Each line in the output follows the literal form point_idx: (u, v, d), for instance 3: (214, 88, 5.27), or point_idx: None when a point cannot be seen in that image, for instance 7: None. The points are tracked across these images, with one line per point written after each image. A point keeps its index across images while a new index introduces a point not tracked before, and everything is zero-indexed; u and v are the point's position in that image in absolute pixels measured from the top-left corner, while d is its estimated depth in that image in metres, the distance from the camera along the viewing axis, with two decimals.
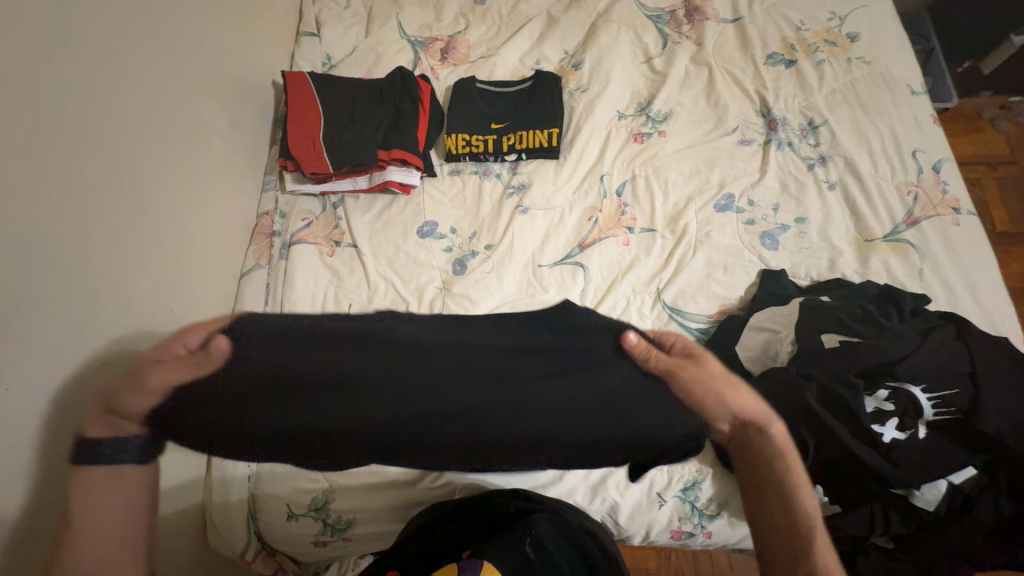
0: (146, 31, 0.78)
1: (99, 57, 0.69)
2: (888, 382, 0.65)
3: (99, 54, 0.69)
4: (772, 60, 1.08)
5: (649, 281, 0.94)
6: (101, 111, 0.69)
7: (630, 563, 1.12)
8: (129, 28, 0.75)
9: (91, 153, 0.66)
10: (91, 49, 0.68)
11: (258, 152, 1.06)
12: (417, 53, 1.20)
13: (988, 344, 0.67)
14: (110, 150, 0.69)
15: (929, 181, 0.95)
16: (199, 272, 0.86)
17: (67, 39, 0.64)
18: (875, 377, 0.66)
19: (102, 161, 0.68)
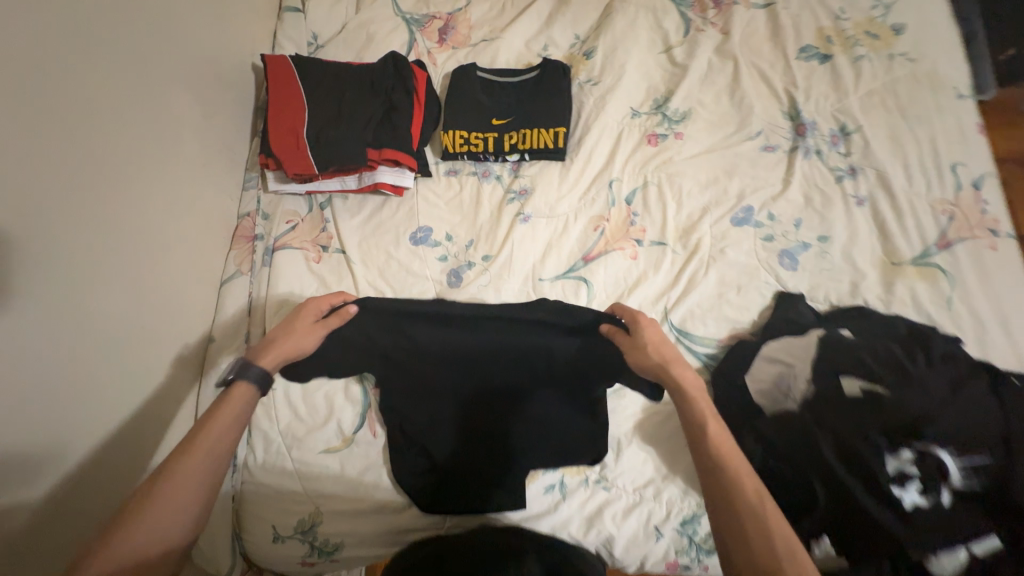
0: (102, 13, 0.68)
1: (53, 52, 0.61)
2: (915, 444, 0.63)
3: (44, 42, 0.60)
4: (805, 54, 0.98)
5: (657, 300, 0.89)
6: (55, 114, 0.61)
7: None
8: (78, 8, 0.65)
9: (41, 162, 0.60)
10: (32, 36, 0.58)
11: (238, 145, 0.98)
12: (413, 33, 1.09)
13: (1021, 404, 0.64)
14: (65, 160, 0.62)
15: (967, 200, 0.87)
16: (172, 285, 0.80)
17: (4, 30, 0.55)
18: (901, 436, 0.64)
19: (53, 171, 0.61)
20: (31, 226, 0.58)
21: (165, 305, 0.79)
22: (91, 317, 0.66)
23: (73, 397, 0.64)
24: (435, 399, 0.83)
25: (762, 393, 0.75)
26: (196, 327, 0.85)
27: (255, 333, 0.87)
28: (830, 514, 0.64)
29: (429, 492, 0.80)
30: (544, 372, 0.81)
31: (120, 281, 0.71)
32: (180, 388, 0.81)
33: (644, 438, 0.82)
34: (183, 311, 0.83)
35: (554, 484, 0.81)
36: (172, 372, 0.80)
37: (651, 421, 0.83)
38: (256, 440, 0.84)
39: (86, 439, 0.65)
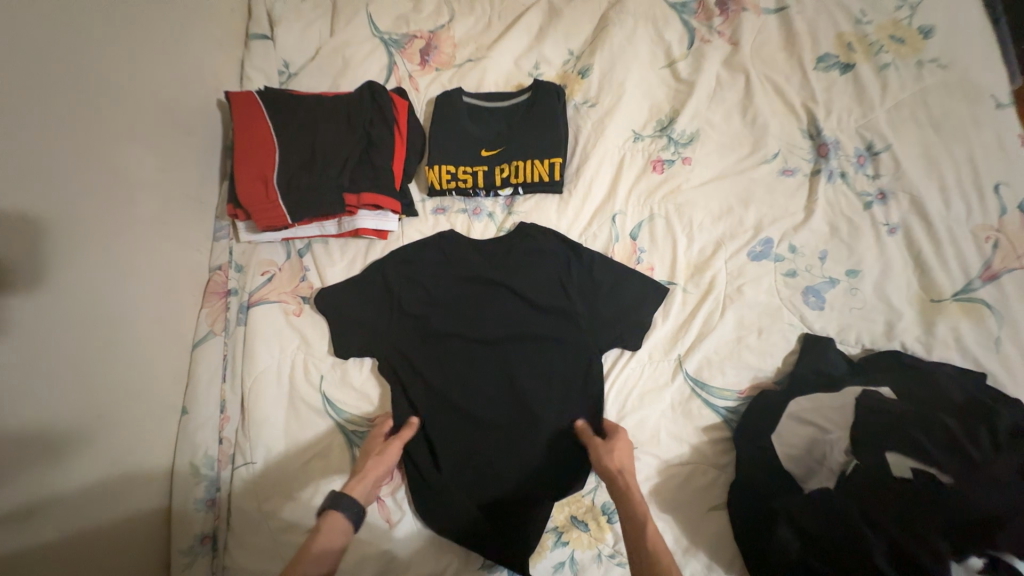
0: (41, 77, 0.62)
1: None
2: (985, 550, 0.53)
3: None
4: (824, 64, 0.88)
5: (670, 348, 0.82)
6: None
7: None
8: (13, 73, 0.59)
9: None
10: None
11: (205, 192, 0.90)
12: (392, 55, 1.00)
13: None
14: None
15: (1014, 225, 0.77)
16: (130, 365, 0.73)
17: None
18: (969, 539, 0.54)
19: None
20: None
21: (129, 384, 0.72)
22: (49, 408, 0.61)
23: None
24: (448, 401, 0.81)
25: (791, 460, 0.68)
26: (165, 401, 0.78)
27: (232, 401, 0.82)
28: None
29: (444, 492, 0.76)
30: (546, 325, 0.83)
31: (32, 411, 0.59)
32: (139, 503, 0.73)
33: (661, 504, 0.75)
34: (147, 391, 0.75)
35: (564, 561, 0.73)
36: (130, 490, 0.71)
37: (667, 486, 0.76)
38: (236, 521, 0.76)
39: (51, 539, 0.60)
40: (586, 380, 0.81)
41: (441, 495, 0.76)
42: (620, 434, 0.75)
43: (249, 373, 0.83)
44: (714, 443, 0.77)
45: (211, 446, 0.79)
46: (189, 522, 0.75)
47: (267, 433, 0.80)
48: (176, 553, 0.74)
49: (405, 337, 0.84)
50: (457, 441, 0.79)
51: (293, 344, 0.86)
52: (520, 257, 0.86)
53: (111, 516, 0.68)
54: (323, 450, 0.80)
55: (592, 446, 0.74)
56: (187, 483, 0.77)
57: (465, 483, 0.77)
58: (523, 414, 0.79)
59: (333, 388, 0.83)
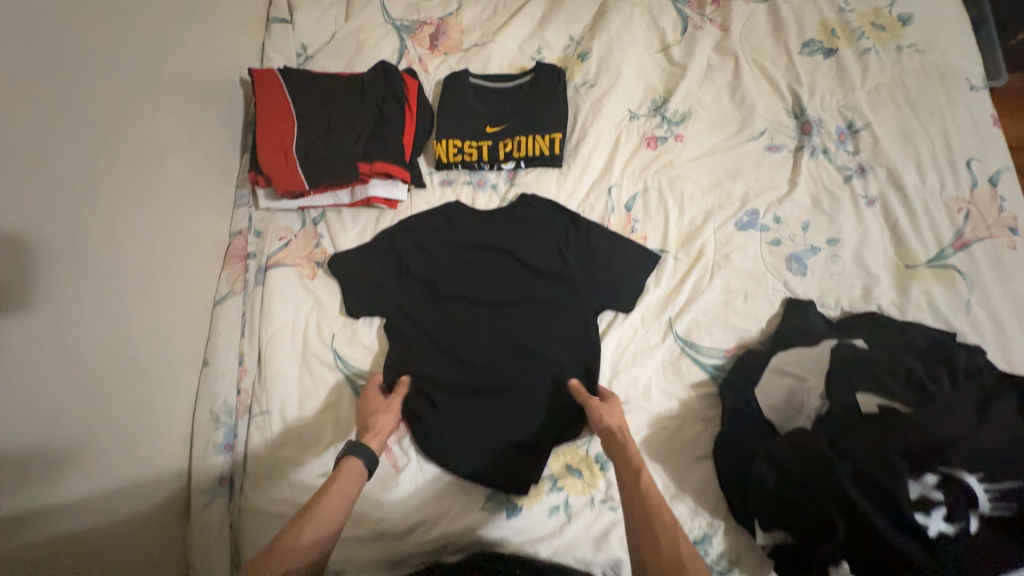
0: (88, 44, 0.69)
1: (9, 70, 0.58)
2: (939, 468, 0.53)
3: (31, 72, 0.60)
4: (808, 49, 0.94)
5: (661, 310, 0.87)
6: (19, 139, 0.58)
7: None
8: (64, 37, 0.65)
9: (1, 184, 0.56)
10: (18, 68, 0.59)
11: (227, 162, 0.96)
12: (404, 40, 1.06)
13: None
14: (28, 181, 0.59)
15: (983, 197, 0.83)
16: (159, 315, 0.78)
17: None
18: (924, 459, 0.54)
19: (20, 198, 0.58)
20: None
21: (157, 332, 0.78)
22: (90, 344, 0.66)
23: (35, 492, 0.58)
24: (453, 357, 0.86)
25: (772, 409, 0.73)
26: (188, 352, 0.84)
27: (249, 354, 0.87)
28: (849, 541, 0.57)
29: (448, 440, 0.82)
30: (545, 288, 0.88)
31: (77, 345, 0.64)
32: (164, 446, 0.78)
33: (651, 454, 0.79)
34: (173, 341, 0.81)
35: (559, 505, 0.78)
36: (157, 433, 0.77)
37: (657, 437, 0.80)
38: (253, 466, 0.82)
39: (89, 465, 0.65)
40: (582, 340, 0.86)
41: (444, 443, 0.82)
42: (614, 400, 0.78)
43: (266, 329, 0.88)
44: (701, 397, 0.81)
45: (229, 396, 0.84)
46: (209, 464, 0.81)
47: (282, 385, 0.86)
48: (196, 492, 0.79)
49: (411, 299, 0.89)
50: (461, 394, 0.85)
51: (307, 304, 0.91)
52: (522, 225, 0.92)
53: (141, 451, 0.73)
54: (334, 402, 0.85)
55: (589, 409, 0.76)
56: (207, 429, 0.82)
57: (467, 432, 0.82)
58: (522, 369, 0.85)
59: (344, 345, 0.89)
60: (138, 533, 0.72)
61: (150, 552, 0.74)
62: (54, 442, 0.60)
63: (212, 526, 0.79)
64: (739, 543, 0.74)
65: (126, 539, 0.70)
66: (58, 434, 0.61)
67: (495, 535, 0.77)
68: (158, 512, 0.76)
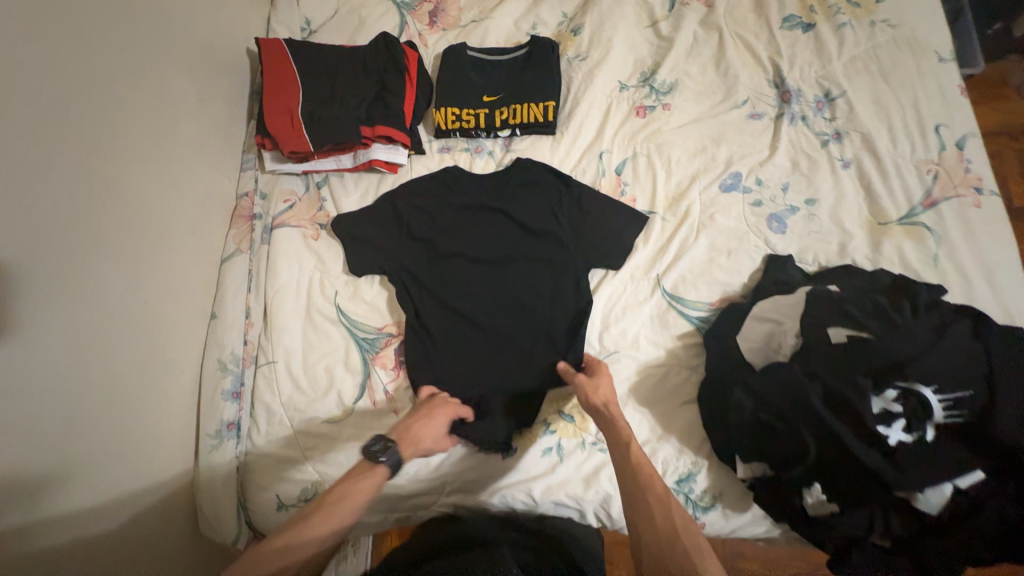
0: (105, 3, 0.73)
1: (29, 16, 0.62)
2: (898, 382, 0.59)
3: (48, 24, 0.65)
4: (788, 24, 0.99)
5: (649, 268, 0.91)
6: (36, 81, 0.63)
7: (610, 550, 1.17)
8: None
9: (20, 119, 0.60)
10: (39, 20, 0.63)
11: (234, 127, 1.01)
12: (404, 16, 1.11)
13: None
14: (45, 120, 0.63)
15: (951, 159, 0.88)
16: (169, 265, 0.82)
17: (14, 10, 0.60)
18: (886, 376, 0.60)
19: (36, 134, 0.62)
20: (17, 188, 0.59)
21: (167, 282, 0.82)
22: (103, 284, 0.70)
23: (56, 411, 0.62)
24: (452, 311, 0.90)
25: (752, 351, 0.78)
26: (196, 304, 0.87)
27: (255, 308, 0.91)
28: (820, 460, 0.62)
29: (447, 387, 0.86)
30: (539, 247, 0.93)
31: (92, 283, 0.68)
32: (174, 390, 0.82)
33: (640, 399, 0.84)
34: (182, 291, 0.85)
35: (551, 447, 0.82)
36: (167, 377, 0.80)
37: (646, 384, 0.85)
38: (260, 413, 0.86)
39: (103, 396, 0.69)
40: (574, 294, 0.90)
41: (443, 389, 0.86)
42: (597, 371, 0.81)
43: (271, 285, 0.92)
44: (687, 347, 0.86)
45: (236, 346, 0.88)
46: (217, 409, 0.84)
47: (287, 337, 0.89)
48: (205, 436, 0.83)
49: (412, 258, 0.94)
50: (458, 346, 0.89)
51: (311, 264, 0.95)
52: (517, 188, 0.96)
53: (152, 390, 0.77)
54: (338, 354, 0.89)
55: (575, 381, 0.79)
56: (215, 377, 0.86)
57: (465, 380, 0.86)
58: (517, 322, 0.89)
59: (346, 301, 0.93)
60: (148, 468, 0.76)
61: (160, 487, 0.78)
62: (72, 369, 0.64)
63: (220, 467, 0.82)
64: (721, 479, 0.78)
65: (137, 472, 0.74)
66: (73, 362, 0.65)
67: (493, 479, 0.82)
68: (167, 452, 0.80)
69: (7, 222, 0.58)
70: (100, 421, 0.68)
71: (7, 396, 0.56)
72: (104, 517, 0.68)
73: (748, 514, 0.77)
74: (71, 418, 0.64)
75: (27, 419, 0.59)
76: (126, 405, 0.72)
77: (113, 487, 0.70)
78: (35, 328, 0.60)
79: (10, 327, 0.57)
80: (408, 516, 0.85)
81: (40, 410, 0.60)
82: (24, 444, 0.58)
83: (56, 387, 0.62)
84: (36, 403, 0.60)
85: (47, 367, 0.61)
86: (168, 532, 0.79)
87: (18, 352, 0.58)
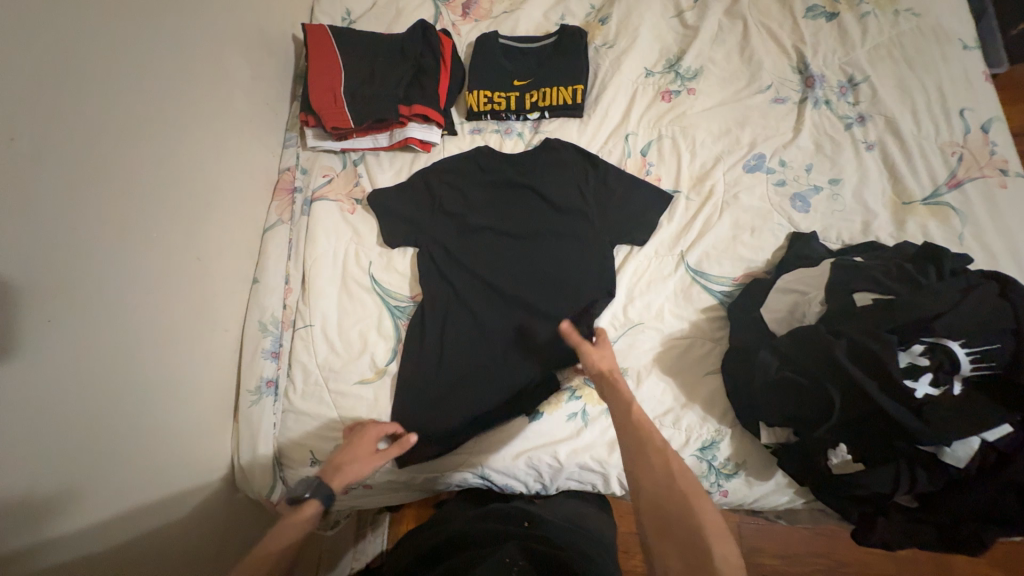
0: None
1: None
2: (924, 338, 0.62)
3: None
4: (812, 13, 1.02)
5: (674, 244, 0.93)
6: (114, 44, 0.69)
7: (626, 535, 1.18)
8: None
9: (98, 77, 0.66)
10: None
11: (279, 107, 1.07)
12: (439, 7, 1.17)
13: None
14: (120, 82, 0.69)
15: (976, 142, 0.89)
16: (218, 226, 0.88)
17: None
18: (911, 333, 0.64)
19: (111, 91, 0.68)
20: (94, 139, 0.65)
21: (216, 244, 0.87)
22: (159, 239, 0.75)
23: (118, 349, 0.67)
24: (482, 281, 0.93)
25: (776, 321, 0.79)
26: (240, 268, 0.93)
27: (294, 275, 0.96)
28: (844, 417, 0.64)
29: (474, 353, 0.89)
30: (565, 223, 0.96)
31: (152, 235, 0.73)
32: (218, 346, 0.87)
33: (663, 369, 0.85)
34: (229, 254, 0.90)
35: (577, 412, 0.85)
36: (211, 333, 0.85)
37: (669, 354, 0.86)
38: (297, 372, 0.90)
39: (157, 342, 0.74)
40: (600, 267, 0.92)
41: (470, 354, 0.89)
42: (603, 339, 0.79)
43: (309, 254, 0.97)
44: (711, 320, 0.87)
45: (276, 309, 0.93)
46: (257, 366, 0.89)
47: (323, 302, 0.94)
48: (245, 392, 0.87)
49: (443, 231, 0.97)
50: (485, 315, 0.91)
51: (349, 236, 0.99)
52: (544, 167, 1.00)
53: (199, 342, 0.82)
54: (370, 321, 0.93)
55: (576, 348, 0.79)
56: (256, 337, 0.91)
57: (492, 346, 0.89)
58: (544, 293, 0.91)
59: (379, 271, 0.97)
60: (193, 416, 0.80)
61: (203, 435, 0.82)
62: (131, 313, 0.69)
63: (257, 423, 0.86)
64: (744, 447, 0.79)
65: (182, 418, 0.78)
66: (132, 307, 0.69)
67: (519, 443, 0.85)
68: (210, 403, 0.84)
69: (83, 169, 0.63)
70: (153, 365, 0.73)
71: (74, 327, 0.61)
72: (153, 456, 0.72)
73: (771, 482, 0.78)
74: (129, 357, 0.69)
75: (92, 352, 0.63)
76: (175, 353, 0.77)
77: (163, 428, 0.74)
78: (97, 269, 0.65)
79: (81, 265, 0.62)
80: (435, 478, 0.87)
81: (105, 345, 0.65)
82: (88, 375, 0.63)
83: (117, 328, 0.67)
84: (98, 338, 0.64)
85: (109, 307, 0.66)
86: (208, 481, 0.82)
87: (86, 289, 0.63)
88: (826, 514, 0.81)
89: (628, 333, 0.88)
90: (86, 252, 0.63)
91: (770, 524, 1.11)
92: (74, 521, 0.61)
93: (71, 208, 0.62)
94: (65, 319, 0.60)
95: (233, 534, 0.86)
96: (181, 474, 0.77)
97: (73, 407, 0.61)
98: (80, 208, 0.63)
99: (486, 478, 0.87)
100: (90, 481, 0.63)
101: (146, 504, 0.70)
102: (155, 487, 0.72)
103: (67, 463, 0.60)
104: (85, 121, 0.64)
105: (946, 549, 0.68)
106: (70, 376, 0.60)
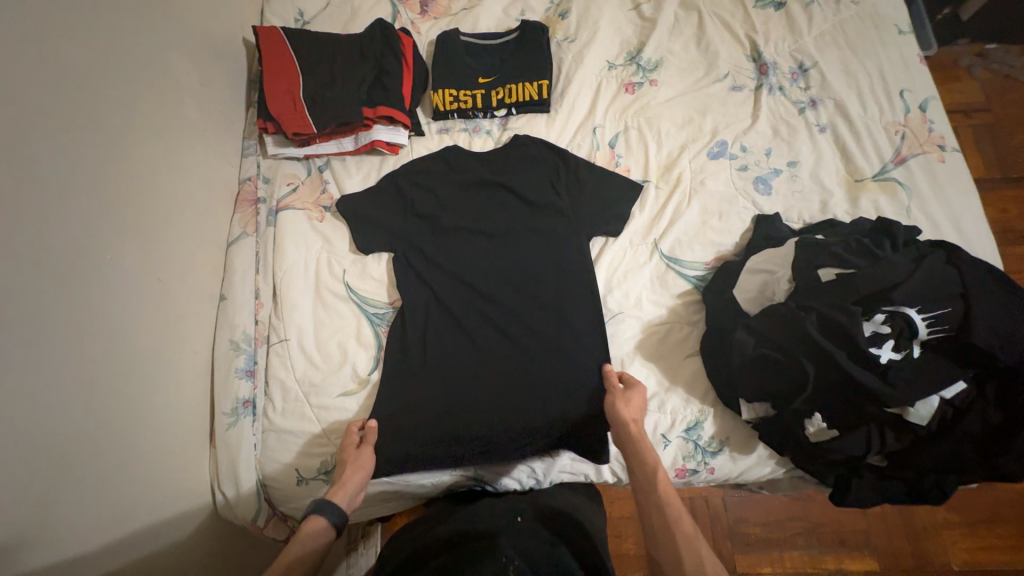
0: None
1: None
2: (885, 306, 0.66)
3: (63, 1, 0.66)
4: (761, 3, 1.06)
5: (647, 233, 0.95)
6: (52, 51, 0.64)
7: (618, 521, 1.20)
8: None
9: (34, 89, 0.61)
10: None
11: (234, 114, 1.02)
12: (395, 5, 1.14)
13: (988, 275, 0.65)
14: (60, 93, 0.64)
15: (916, 120, 0.96)
16: (177, 243, 0.83)
17: None
18: (872, 303, 0.67)
19: (52, 105, 0.63)
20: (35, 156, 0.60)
21: (177, 262, 0.83)
22: (116, 260, 0.70)
23: (79, 379, 0.63)
24: (461, 282, 0.92)
25: (748, 301, 0.82)
26: (205, 285, 0.88)
27: (265, 289, 0.92)
28: (818, 386, 0.68)
29: (458, 354, 0.88)
30: (540, 218, 0.96)
31: (109, 257, 0.69)
32: (187, 368, 0.82)
33: (645, 355, 0.87)
34: (192, 271, 0.86)
35: None
36: (179, 356, 0.81)
37: (650, 341, 0.88)
38: (274, 390, 0.87)
39: (123, 369, 0.69)
40: (578, 260, 0.92)
41: (454, 357, 0.88)
42: (637, 386, 0.81)
43: (279, 267, 0.93)
44: (687, 304, 0.90)
45: (248, 326, 0.89)
46: (232, 387, 0.85)
47: (298, 314, 0.91)
48: (220, 414, 0.84)
49: (417, 233, 0.96)
50: (466, 316, 0.91)
51: (320, 245, 0.96)
52: (515, 164, 0.99)
53: (167, 367, 0.78)
54: (348, 330, 0.90)
55: (608, 398, 0.80)
56: (228, 355, 0.87)
57: (476, 346, 0.89)
58: (524, 289, 0.91)
59: (354, 278, 0.94)
60: (166, 444, 0.76)
61: (178, 463, 0.78)
62: (89, 341, 0.65)
63: (236, 445, 0.82)
64: (727, 424, 0.83)
65: (155, 447, 0.74)
66: (90, 334, 0.65)
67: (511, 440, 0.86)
68: (183, 429, 0.80)
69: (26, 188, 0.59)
70: (120, 394, 0.69)
71: (29, 360, 0.56)
72: (126, 491, 0.68)
73: (753, 456, 0.82)
74: (92, 389, 0.64)
75: (49, 386, 0.59)
76: (142, 380, 0.73)
77: (135, 459, 0.70)
78: (47, 295, 0.60)
79: (30, 292, 0.58)
80: (427, 484, 0.86)
81: (64, 374, 0.61)
82: (46, 410, 0.58)
83: (77, 359, 0.63)
84: (57, 370, 0.60)
85: (64, 336, 0.61)
86: (187, 511, 0.78)
87: (38, 318, 0.58)
88: (805, 480, 0.85)
89: (609, 323, 0.89)
90: (32, 276, 0.58)
91: (753, 495, 1.16)
92: (44, 563, 0.56)
93: (13, 229, 0.56)
94: (16, 350, 0.55)
95: (218, 563, 0.83)
96: (157, 507, 0.73)
97: (33, 446, 0.56)
98: (23, 229, 0.58)
99: (479, 479, 0.86)
100: (59, 519, 0.59)
101: (122, 542, 0.66)
102: (131, 521, 0.68)
103: (32, 503, 0.55)
104: (25, 137, 0.59)
105: (913, 501, 0.72)
106: (28, 412, 0.56)
